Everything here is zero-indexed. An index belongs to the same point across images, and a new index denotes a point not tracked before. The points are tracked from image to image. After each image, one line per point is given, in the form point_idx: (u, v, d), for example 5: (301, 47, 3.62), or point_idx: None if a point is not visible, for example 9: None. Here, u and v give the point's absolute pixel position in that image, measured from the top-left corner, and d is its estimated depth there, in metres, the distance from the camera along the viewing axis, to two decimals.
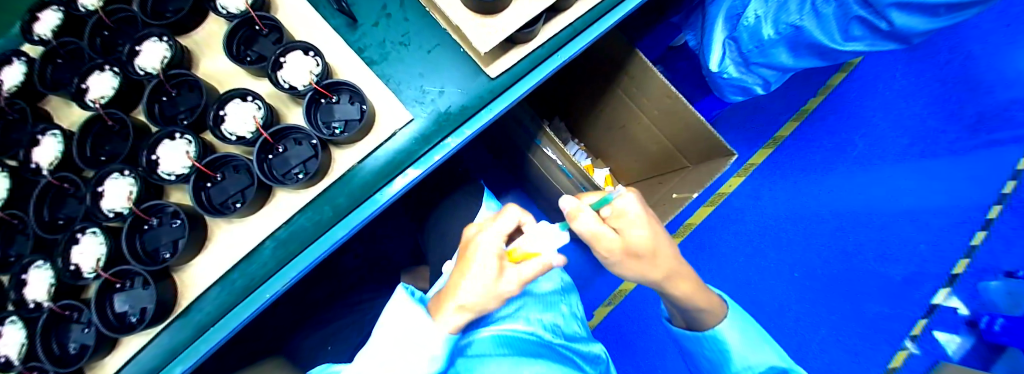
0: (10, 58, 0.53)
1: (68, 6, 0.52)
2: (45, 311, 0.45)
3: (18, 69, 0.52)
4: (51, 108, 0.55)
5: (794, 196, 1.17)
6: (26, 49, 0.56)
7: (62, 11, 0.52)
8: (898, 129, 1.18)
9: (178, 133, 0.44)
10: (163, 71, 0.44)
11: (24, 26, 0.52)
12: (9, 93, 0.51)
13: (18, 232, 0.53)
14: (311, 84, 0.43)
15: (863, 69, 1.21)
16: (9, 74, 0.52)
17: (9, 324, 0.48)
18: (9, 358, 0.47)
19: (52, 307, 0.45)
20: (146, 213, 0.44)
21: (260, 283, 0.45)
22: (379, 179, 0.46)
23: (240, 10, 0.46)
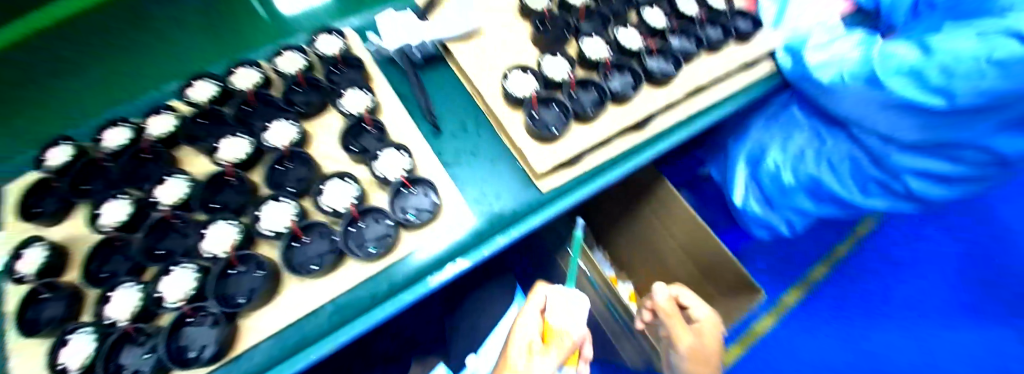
0: (160, 110, 0.63)
1: (226, 82, 0.64)
2: (118, 329, 0.48)
3: (168, 118, 0.61)
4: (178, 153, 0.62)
5: (837, 350, 1.15)
6: (174, 102, 0.66)
7: (220, 84, 0.64)
8: (919, 287, 1.20)
9: (285, 197, 0.53)
10: (287, 147, 0.56)
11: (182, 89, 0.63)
12: (155, 139, 0.59)
13: (116, 253, 0.55)
14: (400, 176, 0.54)
15: (892, 223, 1.26)
16: (158, 123, 0.60)
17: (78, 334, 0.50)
18: (67, 367, 0.47)
19: (126, 327, 0.48)
20: (237, 259, 0.50)
21: (307, 345, 0.49)
22: (437, 263, 0.53)
23: (357, 113, 0.60)
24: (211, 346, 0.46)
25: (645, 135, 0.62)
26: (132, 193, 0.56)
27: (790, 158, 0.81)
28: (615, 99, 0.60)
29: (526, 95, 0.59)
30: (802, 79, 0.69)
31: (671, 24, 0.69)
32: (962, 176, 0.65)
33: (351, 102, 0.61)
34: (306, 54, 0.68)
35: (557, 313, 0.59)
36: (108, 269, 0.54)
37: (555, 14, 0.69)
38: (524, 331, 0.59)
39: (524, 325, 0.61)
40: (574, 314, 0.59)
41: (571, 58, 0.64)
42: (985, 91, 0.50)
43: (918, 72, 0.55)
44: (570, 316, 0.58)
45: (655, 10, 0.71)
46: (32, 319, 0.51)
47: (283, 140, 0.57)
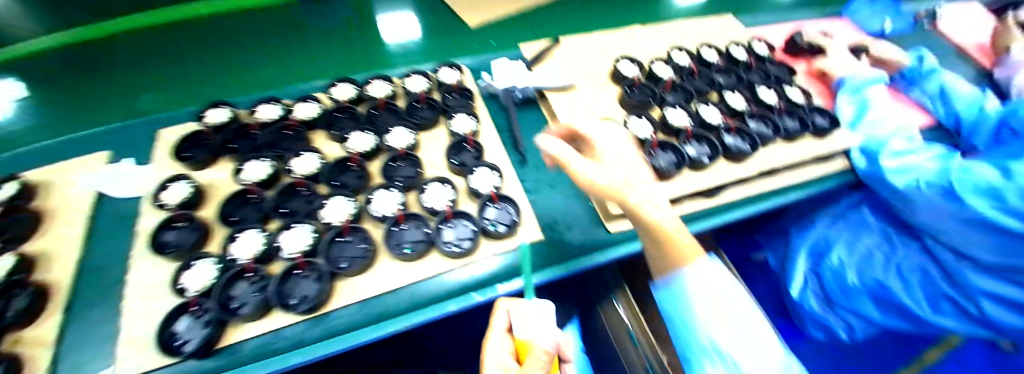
0: (307, 99, 0.74)
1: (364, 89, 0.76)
2: (242, 264, 0.53)
3: (313, 107, 0.72)
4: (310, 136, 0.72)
5: None
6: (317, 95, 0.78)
7: (359, 89, 0.76)
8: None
9: (395, 187, 0.63)
10: (405, 149, 0.67)
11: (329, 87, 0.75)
12: (299, 120, 0.69)
13: (246, 204, 0.61)
14: (490, 191, 0.64)
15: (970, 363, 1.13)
16: (304, 109, 0.72)
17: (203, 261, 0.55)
18: (190, 290, 0.53)
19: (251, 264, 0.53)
20: (348, 229, 0.58)
21: (380, 319, 0.55)
22: (506, 275, 0.59)
23: (463, 133, 0.71)
24: (311, 297, 0.52)
25: (715, 202, 0.66)
26: (272, 158, 0.65)
27: (857, 258, 0.82)
28: (692, 166, 0.65)
29: None
30: (874, 179, 0.72)
31: (751, 108, 0.75)
32: None
33: (460, 124, 0.73)
34: (429, 78, 0.80)
35: (525, 327, 0.46)
36: (235, 215, 0.59)
37: (644, 82, 0.78)
38: (493, 358, 0.45)
39: (495, 353, 0.47)
40: (543, 323, 0.47)
41: (654, 121, 0.72)
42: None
43: (993, 193, 0.57)
44: (536, 326, 0.46)
45: (738, 94, 0.77)
46: (165, 241, 0.58)
47: (402, 142, 0.68)
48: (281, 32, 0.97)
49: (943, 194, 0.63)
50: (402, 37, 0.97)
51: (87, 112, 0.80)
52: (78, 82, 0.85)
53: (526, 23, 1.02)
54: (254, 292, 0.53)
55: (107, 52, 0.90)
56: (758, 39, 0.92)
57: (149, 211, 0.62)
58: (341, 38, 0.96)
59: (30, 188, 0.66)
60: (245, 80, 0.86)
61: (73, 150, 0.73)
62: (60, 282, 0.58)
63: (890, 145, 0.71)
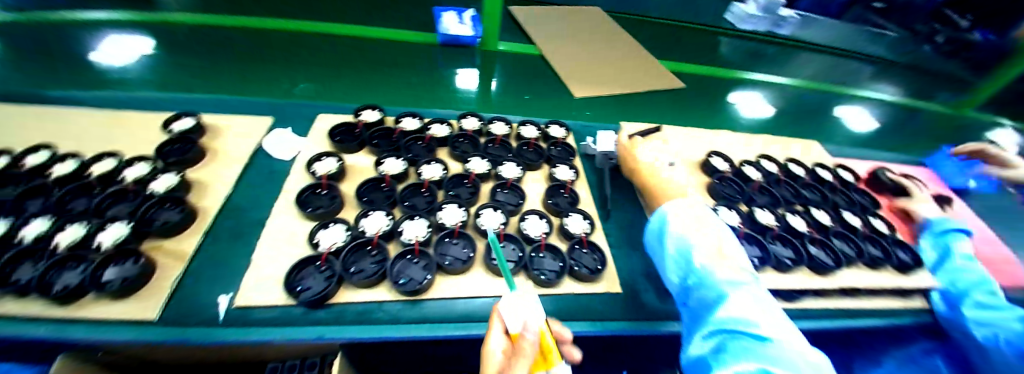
0: (439, 121, 0.90)
1: (485, 125, 0.91)
2: (369, 236, 0.62)
3: (445, 129, 0.88)
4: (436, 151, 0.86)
5: None
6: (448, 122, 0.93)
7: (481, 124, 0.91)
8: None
9: (501, 209, 0.72)
10: (513, 181, 0.77)
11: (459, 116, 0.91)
12: (433, 136, 0.84)
13: (377, 189, 0.74)
14: (582, 233, 0.71)
15: None
16: (436, 129, 0.88)
17: (335, 226, 0.66)
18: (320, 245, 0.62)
19: (376, 238, 0.62)
20: (457, 233, 0.67)
21: (467, 320, 0.59)
22: (582, 314, 0.63)
23: (562, 180, 0.81)
24: (417, 281, 0.60)
25: (790, 304, 0.68)
26: (405, 160, 0.79)
27: None
28: (776, 265, 0.68)
29: None
30: (953, 325, 0.73)
31: (835, 226, 0.79)
32: None
33: (561, 172, 0.83)
34: (540, 129, 0.93)
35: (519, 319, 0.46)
36: (368, 196, 0.72)
37: (732, 177, 0.85)
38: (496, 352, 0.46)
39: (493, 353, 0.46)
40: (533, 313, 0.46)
41: (741, 214, 0.77)
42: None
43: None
44: (526, 316, 0.46)
45: (822, 211, 0.82)
46: (307, 201, 0.70)
47: (509, 174, 0.79)
48: (408, 59, 1.18)
49: (1021, 356, 0.64)
50: (514, 90, 1.14)
51: (250, 83, 1.02)
52: (251, 63, 1.08)
53: (622, 103, 1.16)
54: (372, 263, 0.61)
55: (274, 47, 1.14)
56: (840, 167, 0.98)
57: (297, 174, 0.75)
58: (449, 76, 1.15)
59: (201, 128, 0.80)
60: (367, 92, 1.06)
61: (246, 109, 0.89)
62: (208, 209, 0.68)
63: (973, 295, 0.71)
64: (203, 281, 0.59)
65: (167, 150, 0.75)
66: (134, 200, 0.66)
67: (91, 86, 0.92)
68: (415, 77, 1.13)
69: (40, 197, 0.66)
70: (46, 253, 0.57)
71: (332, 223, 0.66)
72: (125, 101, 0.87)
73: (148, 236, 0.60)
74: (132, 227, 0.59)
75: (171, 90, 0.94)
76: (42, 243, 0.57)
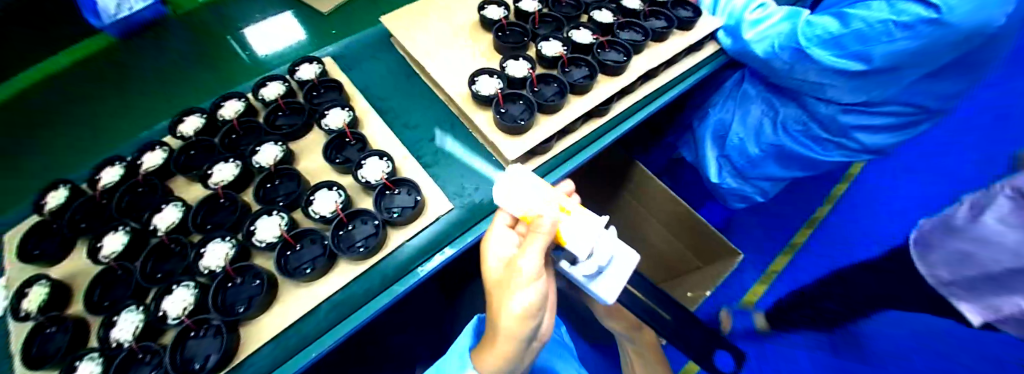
0: (153, 145, 0.66)
1: (212, 114, 0.68)
2: (125, 349, 0.49)
3: (160, 154, 0.65)
4: (175, 185, 0.64)
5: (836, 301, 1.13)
6: (167, 140, 0.68)
7: (205, 117, 0.68)
8: (890, 226, 1.23)
9: (275, 210, 0.57)
10: (274, 166, 0.60)
11: (172, 125, 0.67)
12: (147, 172, 0.62)
13: (119, 281, 0.57)
14: (382, 179, 0.60)
15: (868, 172, 1.33)
16: (150, 158, 0.64)
17: (85, 360, 0.50)
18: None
19: (133, 346, 0.48)
20: (234, 271, 0.53)
21: (308, 344, 0.51)
22: (420, 255, 0.58)
23: (337, 128, 0.66)
24: (214, 355, 0.48)
25: (605, 118, 0.67)
26: (128, 224, 0.59)
27: (750, 130, 0.88)
28: (574, 90, 0.64)
29: (492, 95, 0.63)
30: (742, 52, 0.77)
31: (618, 19, 0.75)
32: (891, 124, 0.75)
33: (331, 119, 0.68)
34: (287, 80, 0.73)
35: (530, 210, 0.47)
36: (110, 299, 0.55)
37: (514, 22, 0.74)
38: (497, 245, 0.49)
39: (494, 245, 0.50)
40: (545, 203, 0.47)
41: (532, 59, 0.69)
42: (918, 36, 0.57)
43: (883, 30, 0.59)
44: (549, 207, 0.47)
45: (605, 10, 0.76)
46: (42, 352, 0.52)
47: (267, 159, 0.62)
48: (150, 50, 0.79)
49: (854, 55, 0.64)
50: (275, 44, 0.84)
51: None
52: None
53: None
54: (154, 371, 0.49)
55: None
56: None
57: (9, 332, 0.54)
58: (224, 52, 0.81)
59: None
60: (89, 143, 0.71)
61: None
62: None
63: (769, 32, 0.73)
64: None
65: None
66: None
67: None
68: (174, 75, 0.78)
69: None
70: None
71: (82, 357, 0.51)
72: None
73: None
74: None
75: None
76: None
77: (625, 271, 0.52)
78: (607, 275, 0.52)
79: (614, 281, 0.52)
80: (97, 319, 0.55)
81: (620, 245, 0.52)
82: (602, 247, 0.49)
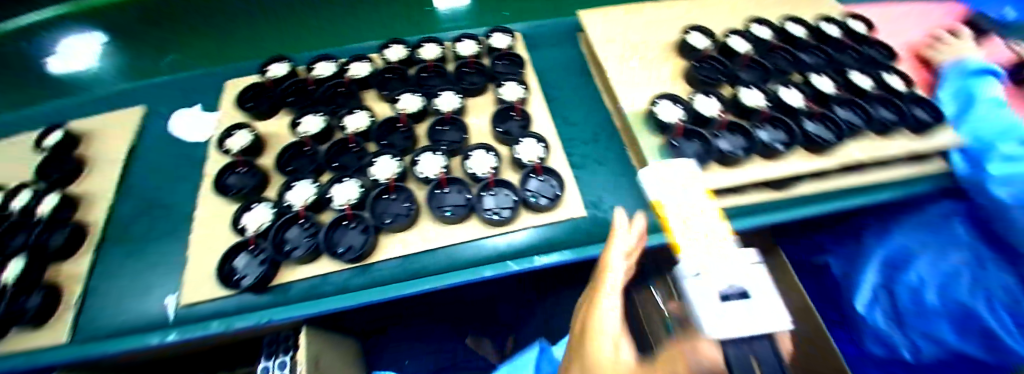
0: (359, 59, 0.77)
1: (413, 52, 0.77)
2: (295, 210, 0.58)
3: (366, 67, 0.75)
4: (364, 97, 0.75)
5: None
6: (373, 57, 0.79)
7: (406, 50, 0.76)
8: None
9: (440, 151, 0.64)
10: (451, 113, 0.67)
11: (381, 47, 0.78)
12: (354, 78, 0.73)
13: (303, 155, 0.67)
14: (535, 162, 0.62)
15: None
16: (357, 68, 0.75)
17: (262, 205, 0.61)
18: (247, 227, 0.58)
19: (302, 209, 0.58)
20: (393, 187, 0.61)
21: (421, 276, 0.56)
22: (545, 247, 0.58)
23: (509, 100, 0.69)
24: (356, 249, 0.56)
25: (781, 194, 0.59)
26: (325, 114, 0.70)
27: (937, 273, 0.70)
28: (763, 153, 0.57)
29: (672, 123, 0.60)
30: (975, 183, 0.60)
31: (839, 94, 0.66)
32: None
33: (507, 91, 0.70)
34: (478, 42, 0.79)
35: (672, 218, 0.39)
36: (292, 165, 0.66)
37: (715, 56, 0.70)
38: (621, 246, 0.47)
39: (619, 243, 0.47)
40: (696, 210, 0.40)
41: (724, 101, 0.65)
42: None
43: None
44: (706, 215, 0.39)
45: (826, 77, 0.68)
46: (228, 184, 0.64)
47: (448, 106, 0.68)
48: None
49: None
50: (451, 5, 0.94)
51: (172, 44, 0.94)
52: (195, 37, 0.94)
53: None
54: (305, 237, 0.58)
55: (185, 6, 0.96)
56: (852, 18, 0.79)
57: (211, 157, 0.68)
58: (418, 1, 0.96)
59: (73, 138, 0.74)
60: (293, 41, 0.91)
61: (152, 107, 0.81)
62: (96, 224, 0.66)
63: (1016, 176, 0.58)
64: (146, 281, 0.60)
65: (46, 169, 0.70)
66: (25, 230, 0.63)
67: None
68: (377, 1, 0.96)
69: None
70: None
71: (260, 201, 0.61)
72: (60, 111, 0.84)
73: (46, 261, 0.60)
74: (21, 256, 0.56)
75: (98, 82, 0.88)
76: None
77: (762, 317, 0.27)
78: (729, 307, 0.27)
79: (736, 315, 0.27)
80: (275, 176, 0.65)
81: (766, 287, 0.29)
82: (726, 274, 0.30)
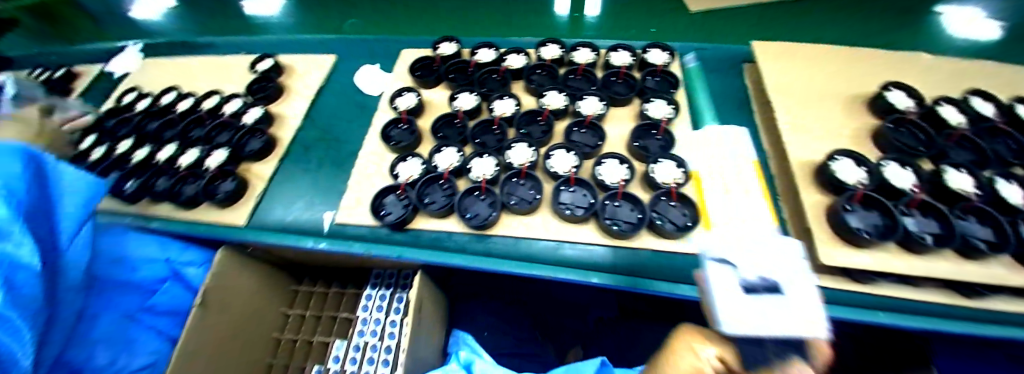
0: (514, 51, 0.84)
1: (568, 55, 0.81)
2: (440, 171, 0.67)
3: (521, 60, 0.82)
4: (514, 86, 0.81)
5: None
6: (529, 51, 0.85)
7: (563, 51, 0.81)
8: None
9: (575, 151, 0.66)
10: (593, 118, 0.70)
11: (539, 45, 0.83)
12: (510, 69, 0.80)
13: (451, 125, 0.76)
14: (670, 185, 0.61)
15: None
16: (514, 60, 0.82)
17: (412, 160, 0.71)
18: (399, 176, 0.68)
19: (445, 172, 0.66)
20: (524, 174, 0.66)
21: (529, 261, 0.60)
22: (660, 274, 0.56)
23: (655, 118, 0.69)
24: (483, 219, 0.62)
25: (976, 302, 0.49)
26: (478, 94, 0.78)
27: None
28: (961, 249, 0.49)
29: (852, 184, 0.55)
30: None
31: None
32: None
33: (653, 109, 0.71)
34: (633, 56, 0.79)
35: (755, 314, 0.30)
36: (442, 133, 0.75)
37: (918, 121, 0.63)
38: None
39: None
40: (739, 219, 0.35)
41: (921, 173, 0.57)
42: None
43: None
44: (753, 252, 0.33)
45: None
46: (390, 135, 0.76)
47: (591, 110, 0.71)
48: None
49: None
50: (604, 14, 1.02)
51: (364, 9, 1.14)
52: (379, 11, 1.14)
53: (751, 33, 0.96)
54: (443, 196, 0.67)
55: None
56: None
57: (383, 110, 0.80)
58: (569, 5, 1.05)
59: (281, 68, 0.92)
60: (460, 25, 1.07)
61: (342, 55, 0.96)
62: (283, 140, 0.79)
63: None
64: (308, 196, 0.72)
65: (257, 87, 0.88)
66: (230, 130, 0.81)
67: (233, 29, 1.16)
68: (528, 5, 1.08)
69: (170, 129, 0.85)
70: (196, 175, 0.74)
71: (411, 157, 0.71)
72: (272, 44, 1.06)
73: (246, 159, 0.75)
74: (230, 151, 0.74)
75: (304, 30, 1.11)
76: (196, 168, 0.74)
77: (791, 321, 0.29)
78: (753, 303, 0.30)
79: (765, 316, 0.29)
80: (428, 139, 0.75)
81: (800, 279, 0.31)
82: (754, 267, 0.32)
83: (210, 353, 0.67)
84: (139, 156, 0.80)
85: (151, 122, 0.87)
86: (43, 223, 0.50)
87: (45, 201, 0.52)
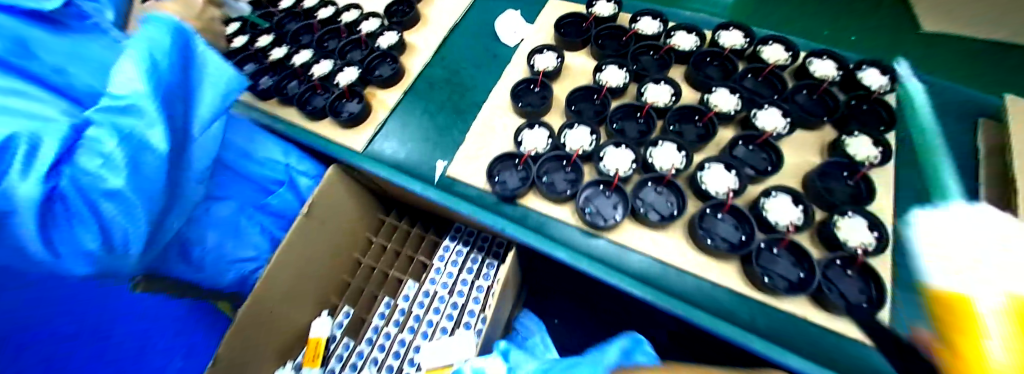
0: (684, 28, 0.70)
1: (753, 47, 0.66)
2: (572, 151, 0.59)
3: (691, 41, 0.68)
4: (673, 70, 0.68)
5: None
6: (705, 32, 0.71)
7: (748, 43, 0.66)
8: None
9: (737, 171, 0.55)
10: (772, 137, 0.57)
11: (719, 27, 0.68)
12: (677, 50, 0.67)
13: (588, 100, 0.66)
14: (858, 250, 0.49)
15: None
16: (682, 40, 0.68)
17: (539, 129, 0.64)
18: (524, 146, 0.62)
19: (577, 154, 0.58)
20: (667, 181, 0.56)
21: (644, 281, 0.53)
22: (798, 347, 0.48)
23: (859, 158, 0.55)
24: (606, 221, 0.55)
25: None
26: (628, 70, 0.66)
27: None
28: None
29: None
30: None
31: None
32: None
33: (856, 147, 0.56)
34: (841, 67, 0.62)
35: None
36: (577, 106, 0.65)
37: None
38: None
39: None
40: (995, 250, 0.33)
41: None
42: None
43: None
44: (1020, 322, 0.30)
45: None
46: (520, 95, 0.68)
47: (773, 124, 0.58)
48: None
49: None
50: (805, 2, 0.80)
51: None
52: None
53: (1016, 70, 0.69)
54: (565, 180, 0.59)
55: None
56: None
57: (516, 65, 0.73)
58: None
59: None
60: None
61: None
62: (411, 72, 0.75)
63: None
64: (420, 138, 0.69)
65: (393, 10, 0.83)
66: (364, 49, 0.79)
67: None
68: None
69: (307, 34, 0.84)
70: (326, 88, 0.73)
71: (538, 125, 0.64)
72: None
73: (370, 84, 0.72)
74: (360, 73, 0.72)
75: None
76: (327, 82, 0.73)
77: None
78: None
79: None
80: (559, 109, 0.67)
81: None
82: None
83: (301, 263, 0.69)
84: (276, 55, 0.79)
85: (291, 22, 0.87)
86: (179, 106, 0.47)
87: (186, 87, 0.49)
